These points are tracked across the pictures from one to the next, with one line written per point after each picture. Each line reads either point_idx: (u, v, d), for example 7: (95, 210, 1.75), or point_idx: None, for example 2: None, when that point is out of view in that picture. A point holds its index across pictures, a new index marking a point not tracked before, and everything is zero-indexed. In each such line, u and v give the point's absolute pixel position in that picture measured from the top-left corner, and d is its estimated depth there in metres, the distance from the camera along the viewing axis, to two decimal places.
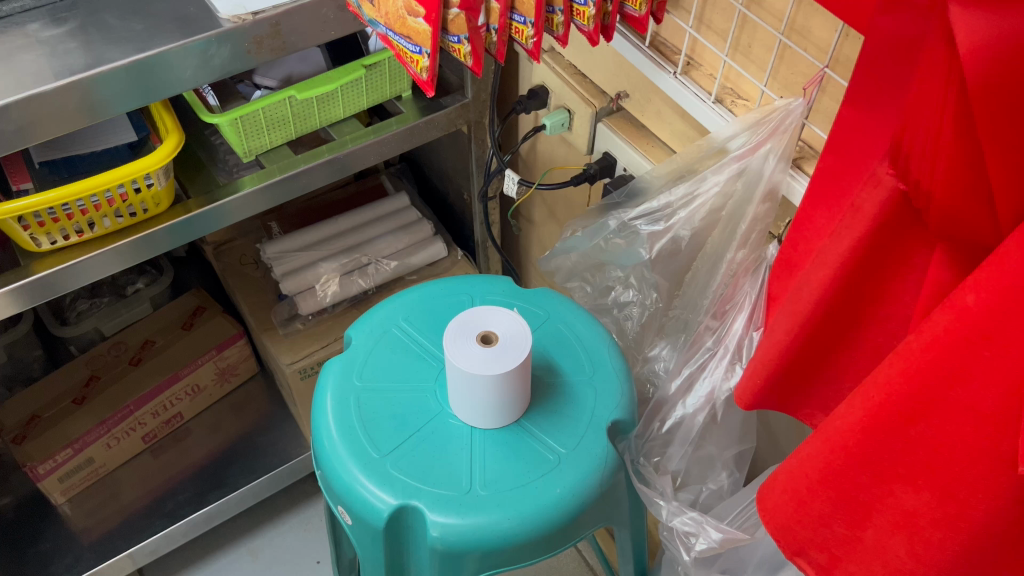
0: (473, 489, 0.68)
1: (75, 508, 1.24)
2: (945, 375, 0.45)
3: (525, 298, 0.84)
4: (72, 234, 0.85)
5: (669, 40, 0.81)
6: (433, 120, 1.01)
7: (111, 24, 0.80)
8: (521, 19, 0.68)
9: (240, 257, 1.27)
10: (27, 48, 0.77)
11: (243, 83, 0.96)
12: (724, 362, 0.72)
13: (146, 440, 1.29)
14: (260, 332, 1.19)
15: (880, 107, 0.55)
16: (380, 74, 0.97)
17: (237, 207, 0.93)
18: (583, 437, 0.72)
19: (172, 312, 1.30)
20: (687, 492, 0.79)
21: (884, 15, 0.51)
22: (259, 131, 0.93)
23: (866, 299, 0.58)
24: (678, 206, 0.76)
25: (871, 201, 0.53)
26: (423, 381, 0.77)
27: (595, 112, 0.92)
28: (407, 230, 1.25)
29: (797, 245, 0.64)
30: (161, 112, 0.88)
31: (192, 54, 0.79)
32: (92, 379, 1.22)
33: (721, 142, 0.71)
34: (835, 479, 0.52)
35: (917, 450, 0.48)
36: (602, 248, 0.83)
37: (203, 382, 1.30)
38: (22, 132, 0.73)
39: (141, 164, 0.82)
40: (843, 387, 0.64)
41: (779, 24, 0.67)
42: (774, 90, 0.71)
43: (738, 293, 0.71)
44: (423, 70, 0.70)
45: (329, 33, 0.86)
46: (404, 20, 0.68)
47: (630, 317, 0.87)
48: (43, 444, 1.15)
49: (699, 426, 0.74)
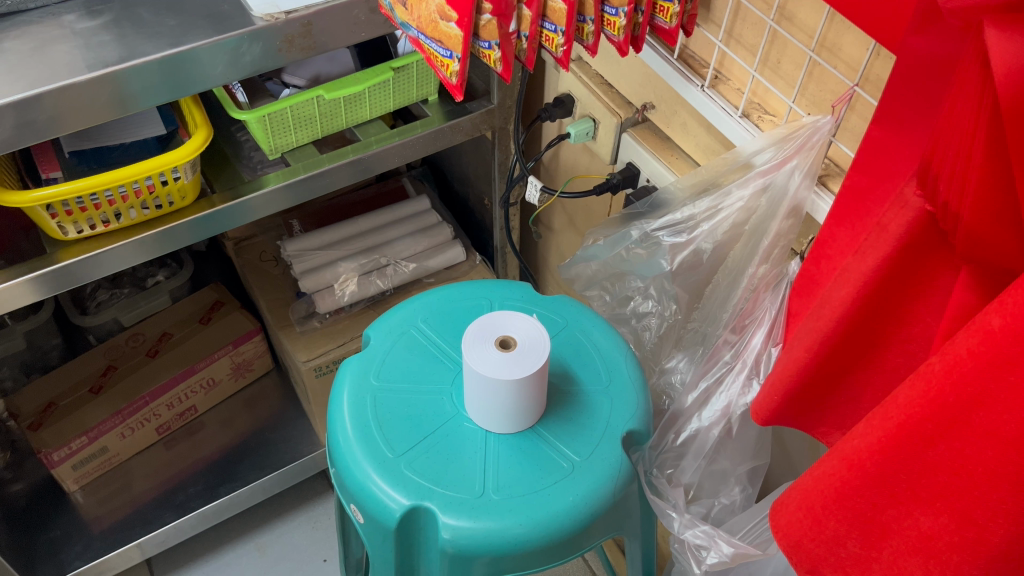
0: (486, 492, 0.69)
1: (86, 496, 1.25)
2: (969, 399, 0.45)
3: (544, 305, 0.85)
4: (98, 225, 0.86)
5: (698, 54, 0.81)
6: (457, 124, 1.02)
7: (145, 18, 0.81)
8: (552, 27, 0.69)
9: (260, 254, 1.29)
10: (62, 38, 0.78)
11: (272, 81, 0.98)
12: (741, 377, 0.72)
13: (160, 431, 1.30)
14: (276, 329, 1.19)
15: (909, 127, 0.55)
16: (407, 78, 0.98)
17: (261, 204, 0.93)
18: (598, 445, 0.72)
19: (191, 306, 1.31)
20: (699, 506, 0.78)
21: (917, 35, 0.51)
22: (286, 129, 0.94)
23: (888, 319, 0.58)
24: (701, 219, 0.76)
25: (897, 221, 0.53)
26: (440, 383, 0.77)
27: (620, 123, 0.92)
28: (427, 233, 1.26)
29: (819, 262, 0.64)
30: (190, 107, 0.89)
31: (223, 50, 0.80)
32: (109, 368, 1.23)
33: (747, 156, 0.71)
34: (850, 498, 0.52)
35: (937, 471, 0.48)
36: (623, 258, 0.83)
37: (218, 376, 1.31)
38: (53, 121, 0.74)
39: (169, 158, 0.83)
40: (862, 406, 0.64)
41: (810, 41, 0.67)
42: (801, 107, 0.71)
43: (758, 308, 0.71)
44: (453, 75, 0.70)
45: (359, 34, 0.87)
46: (436, 24, 0.68)
47: (648, 328, 0.87)
48: (59, 431, 1.16)
49: (713, 440, 0.74)
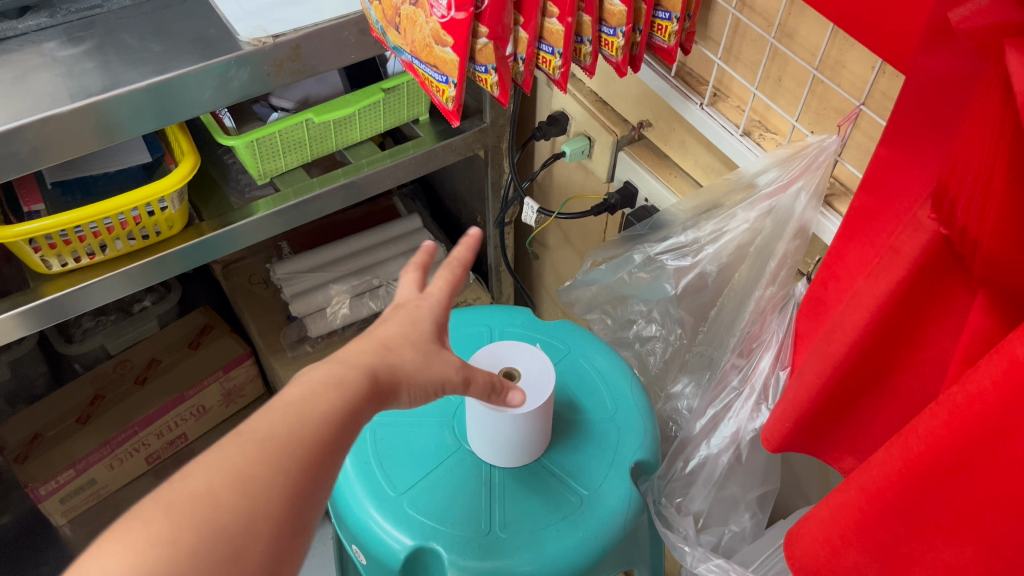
0: (492, 530, 0.67)
1: (75, 529, 1.22)
2: (994, 428, 0.43)
3: (546, 331, 0.83)
4: (83, 256, 0.83)
5: (696, 71, 0.80)
6: (450, 144, 1.00)
7: (130, 44, 0.79)
8: (549, 49, 0.67)
9: (250, 277, 1.26)
10: (44, 67, 0.76)
11: (260, 104, 0.95)
12: (750, 402, 0.70)
13: (149, 461, 1.26)
14: (268, 355, 1.17)
15: (922, 148, 0.53)
16: (398, 98, 0.95)
17: (251, 230, 0.91)
18: (607, 476, 0.70)
19: (179, 331, 1.28)
20: (709, 534, 0.75)
21: (928, 54, 0.49)
22: (275, 153, 0.92)
23: (902, 343, 0.57)
24: (706, 241, 0.74)
25: (910, 244, 0.52)
26: (441, 416, 0.75)
27: (617, 141, 0.90)
28: (420, 252, 1.24)
29: (827, 285, 0.63)
30: (177, 133, 0.86)
31: (211, 76, 0.77)
32: (96, 398, 1.20)
33: (751, 177, 0.69)
34: (870, 529, 0.50)
35: (961, 502, 0.46)
36: (625, 282, 0.81)
37: (208, 403, 1.27)
38: (36, 153, 0.72)
39: (157, 187, 0.81)
40: (874, 431, 0.62)
41: (812, 59, 0.66)
42: (804, 125, 0.70)
43: (765, 331, 0.70)
44: (449, 100, 0.68)
45: (349, 56, 0.85)
46: (430, 48, 0.66)
47: (653, 352, 0.85)
48: (46, 464, 1.14)
49: (723, 467, 0.71)
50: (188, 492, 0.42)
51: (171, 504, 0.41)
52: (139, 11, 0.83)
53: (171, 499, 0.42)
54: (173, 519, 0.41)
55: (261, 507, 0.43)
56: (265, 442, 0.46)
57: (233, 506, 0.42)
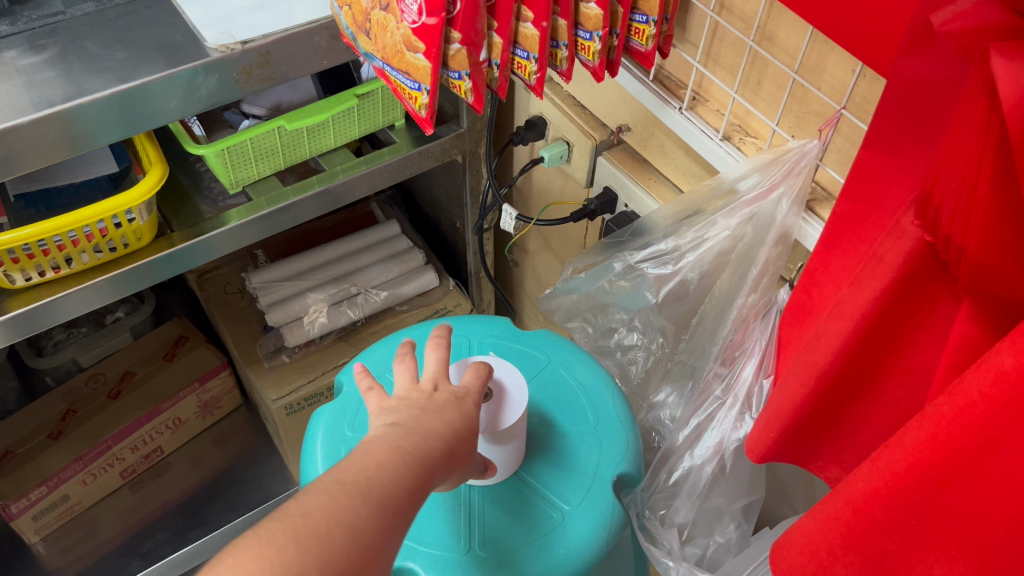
0: (472, 549, 0.66)
1: (49, 546, 1.20)
2: (983, 442, 0.42)
3: (526, 340, 0.82)
4: (48, 270, 0.81)
5: (674, 75, 0.78)
6: (427, 150, 0.98)
7: (93, 52, 0.77)
8: (524, 54, 0.66)
9: (225, 286, 1.24)
10: (4, 77, 0.73)
11: (231, 111, 0.93)
12: (733, 412, 0.69)
13: (124, 475, 1.24)
14: (244, 366, 1.15)
15: (904, 153, 0.52)
16: (373, 104, 0.94)
17: (224, 240, 0.89)
18: (588, 490, 0.69)
19: (153, 342, 1.25)
20: (694, 547, 0.73)
21: (910, 58, 0.48)
22: (247, 162, 0.90)
23: (886, 351, 0.55)
24: (687, 249, 0.73)
25: (894, 252, 0.51)
26: None
27: (596, 145, 0.89)
28: (398, 259, 1.22)
29: (810, 291, 0.62)
30: (143, 142, 0.84)
31: (177, 84, 0.75)
32: (68, 413, 1.17)
33: (731, 182, 0.68)
34: (858, 543, 0.49)
35: (950, 517, 0.45)
36: (606, 290, 0.79)
37: (184, 415, 1.26)
38: (7, 162, 0.70)
39: (123, 199, 0.78)
40: (860, 440, 0.61)
41: (792, 62, 0.65)
42: (785, 129, 0.69)
43: (748, 339, 0.69)
44: (422, 107, 0.66)
45: (321, 62, 0.83)
46: (402, 54, 0.64)
47: (634, 361, 0.84)
48: (17, 482, 1.11)
49: (707, 478, 0.70)
50: (293, 530, 0.44)
51: (277, 542, 0.43)
52: (103, 17, 0.81)
53: (277, 538, 0.43)
54: (279, 559, 0.43)
55: (356, 562, 0.45)
56: (362, 495, 0.47)
57: (332, 555, 0.44)
